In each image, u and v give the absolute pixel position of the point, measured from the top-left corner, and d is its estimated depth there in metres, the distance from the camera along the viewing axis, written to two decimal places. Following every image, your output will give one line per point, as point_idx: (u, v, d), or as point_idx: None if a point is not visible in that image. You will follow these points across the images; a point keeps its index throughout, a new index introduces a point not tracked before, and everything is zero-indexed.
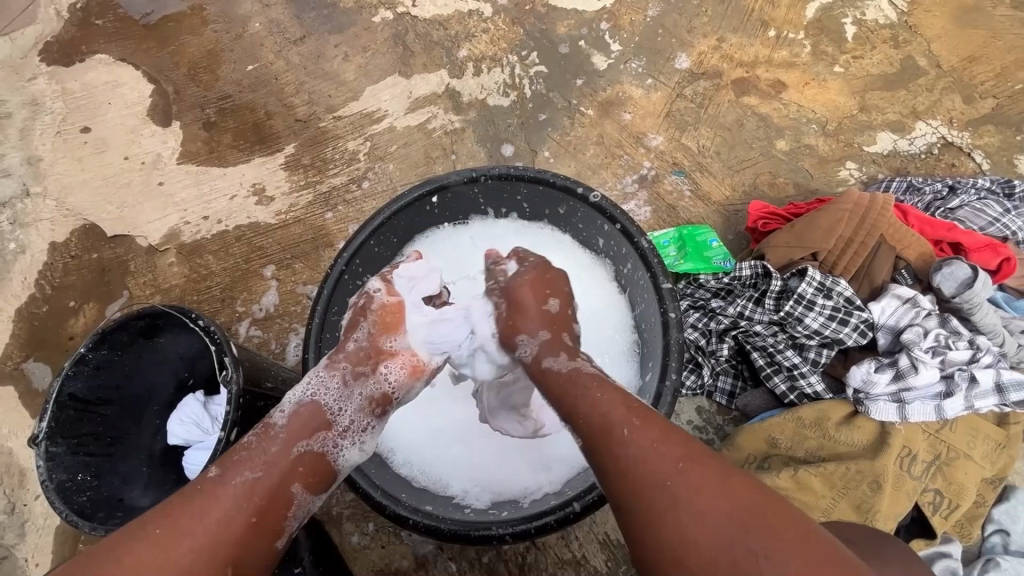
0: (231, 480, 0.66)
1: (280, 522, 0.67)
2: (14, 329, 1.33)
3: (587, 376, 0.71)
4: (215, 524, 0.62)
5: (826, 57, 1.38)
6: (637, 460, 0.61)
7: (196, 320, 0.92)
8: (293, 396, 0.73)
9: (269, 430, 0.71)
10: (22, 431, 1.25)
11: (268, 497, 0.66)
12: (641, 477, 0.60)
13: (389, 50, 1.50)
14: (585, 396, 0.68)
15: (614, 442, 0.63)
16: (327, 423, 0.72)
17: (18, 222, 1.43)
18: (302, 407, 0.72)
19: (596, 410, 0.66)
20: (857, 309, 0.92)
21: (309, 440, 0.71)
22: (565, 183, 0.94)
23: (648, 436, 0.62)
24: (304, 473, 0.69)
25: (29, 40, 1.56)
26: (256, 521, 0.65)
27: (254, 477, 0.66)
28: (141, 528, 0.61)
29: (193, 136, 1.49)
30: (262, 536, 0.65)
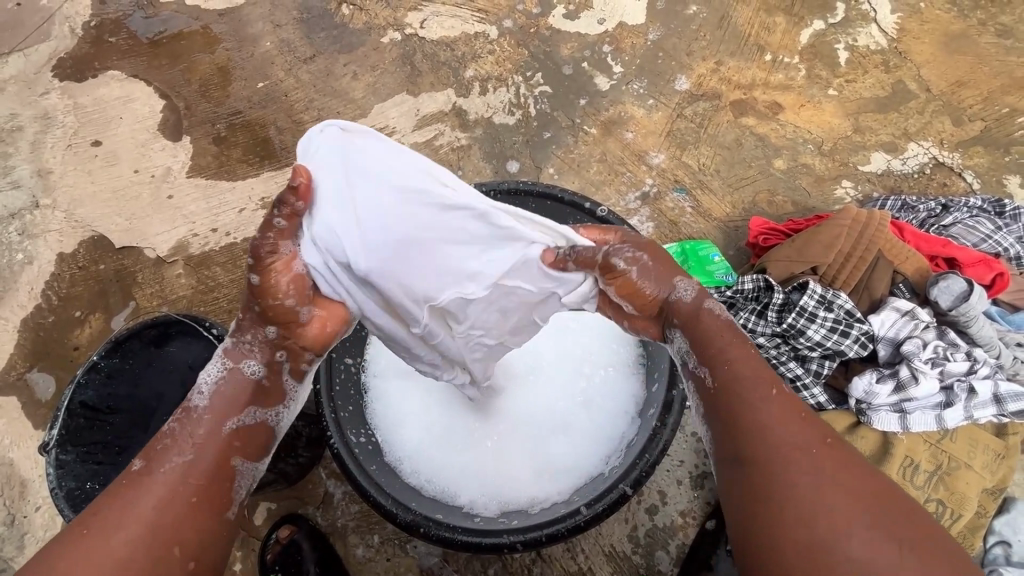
0: (156, 469, 0.64)
1: (223, 494, 0.66)
2: (19, 340, 1.34)
3: (721, 338, 0.68)
4: (147, 512, 0.61)
5: (821, 81, 1.44)
6: (764, 428, 0.61)
7: (209, 327, 0.96)
8: (203, 376, 0.70)
9: (189, 414, 0.68)
10: (24, 443, 1.25)
11: (203, 476, 0.65)
12: (772, 443, 0.60)
13: (397, 69, 1.55)
14: (724, 349, 0.67)
15: (737, 398, 0.64)
16: (252, 397, 0.70)
17: (26, 233, 1.44)
18: (219, 382, 0.70)
19: (736, 366, 0.66)
20: (858, 321, 0.95)
21: (240, 415, 0.69)
22: (573, 197, 0.98)
23: (779, 413, 0.62)
24: (239, 445, 0.69)
25: (42, 56, 1.59)
26: (196, 500, 0.64)
27: (185, 461, 0.65)
28: (75, 531, 0.60)
29: (203, 150, 1.51)
30: (210, 508, 0.65)
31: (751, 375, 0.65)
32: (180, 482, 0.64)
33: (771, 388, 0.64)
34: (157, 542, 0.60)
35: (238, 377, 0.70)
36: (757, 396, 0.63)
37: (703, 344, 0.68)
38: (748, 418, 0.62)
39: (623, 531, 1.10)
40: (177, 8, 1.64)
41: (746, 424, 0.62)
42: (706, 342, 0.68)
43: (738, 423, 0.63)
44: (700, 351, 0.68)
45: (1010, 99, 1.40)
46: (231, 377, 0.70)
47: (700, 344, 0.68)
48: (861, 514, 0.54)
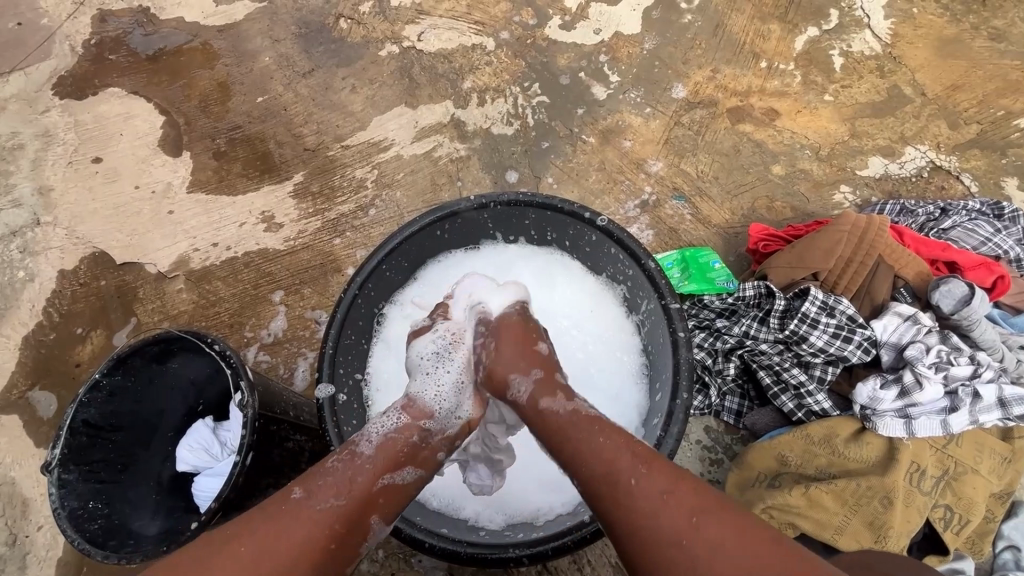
0: (315, 504, 0.65)
1: (354, 548, 0.66)
2: (21, 358, 1.33)
3: (578, 417, 0.70)
4: (301, 546, 0.62)
5: (816, 86, 1.45)
6: (648, 510, 0.60)
7: (212, 344, 0.92)
8: (377, 426, 0.74)
9: (353, 456, 0.70)
10: (25, 461, 1.24)
11: (348, 524, 0.65)
12: (662, 530, 0.59)
13: (395, 82, 1.56)
14: (587, 440, 0.67)
15: (620, 492, 0.62)
16: (410, 458, 0.73)
17: (27, 250, 1.44)
18: (388, 437, 0.73)
19: (600, 455, 0.65)
20: (860, 326, 0.95)
21: (393, 474, 0.71)
22: (573, 208, 0.97)
23: (656, 485, 0.61)
24: (383, 504, 0.69)
25: (44, 75, 1.60)
26: (334, 547, 0.64)
27: (338, 504, 0.66)
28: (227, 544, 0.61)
29: (202, 165, 1.52)
30: (340, 549, 0.65)
31: (623, 453, 0.64)
32: (328, 527, 0.64)
33: (639, 465, 0.63)
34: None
35: (403, 440, 0.73)
36: (632, 484, 0.62)
37: (571, 445, 0.68)
38: (632, 506, 0.61)
39: None
40: (177, 24, 1.66)
41: (633, 516, 0.60)
42: (562, 435, 0.69)
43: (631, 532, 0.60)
44: (576, 452, 0.67)
45: (1005, 102, 1.41)
46: (399, 434, 0.74)
47: (569, 442, 0.68)
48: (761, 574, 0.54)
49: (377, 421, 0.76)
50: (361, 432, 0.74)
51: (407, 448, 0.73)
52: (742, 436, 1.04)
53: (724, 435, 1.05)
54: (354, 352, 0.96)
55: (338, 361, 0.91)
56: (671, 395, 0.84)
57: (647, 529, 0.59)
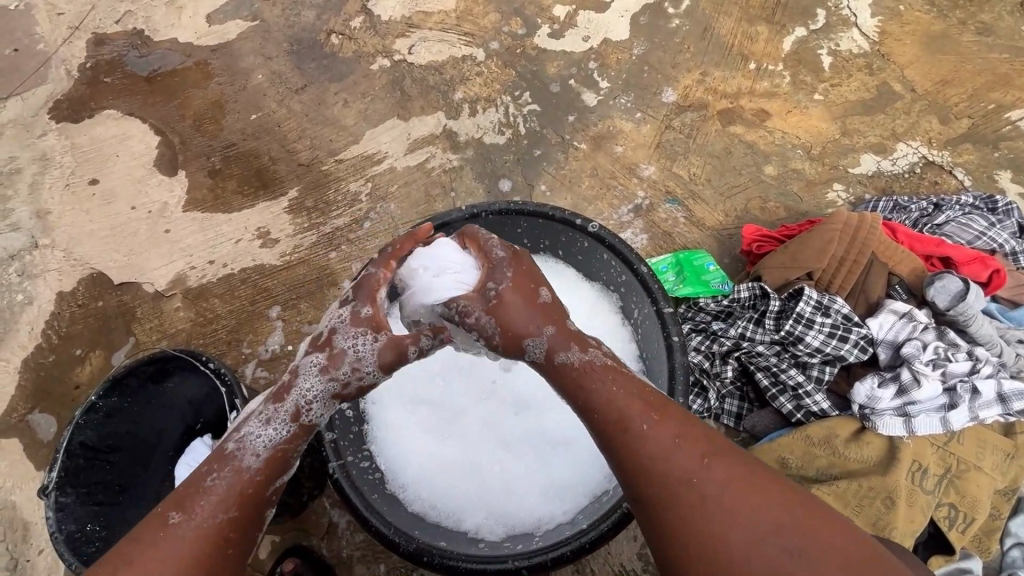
0: (198, 522, 0.61)
1: (250, 546, 0.65)
2: (20, 381, 1.34)
3: (593, 367, 0.68)
4: (188, 567, 0.59)
5: (806, 86, 1.45)
6: (658, 454, 0.60)
7: (207, 362, 0.95)
8: (262, 438, 0.67)
9: (239, 471, 0.65)
10: (25, 484, 1.24)
11: (243, 529, 0.64)
12: (664, 470, 0.59)
13: (387, 95, 1.57)
14: (599, 388, 0.66)
15: (631, 436, 0.61)
16: (298, 458, 0.70)
17: (26, 273, 1.45)
18: (275, 447, 0.68)
19: (613, 404, 0.64)
20: (856, 325, 0.97)
21: (283, 475, 0.69)
22: (564, 216, 0.99)
23: (668, 429, 0.61)
24: (275, 495, 0.69)
25: (40, 99, 1.62)
26: (231, 554, 0.63)
27: (226, 516, 0.63)
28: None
29: (198, 183, 1.53)
30: (236, 556, 0.63)
31: (636, 413, 0.63)
32: (221, 538, 0.62)
33: (649, 414, 0.63)
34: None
35: (292, 449, 0.69)
36: (637, 430, 0.61)
37: (577, 377, 0.67)
38: (645, 450, 0.60)
39: (632, 549, 1.09)
40: (171, 45, 1.68)
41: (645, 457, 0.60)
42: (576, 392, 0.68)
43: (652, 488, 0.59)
44: (586, 394, 0.66)
45: (995, 96, 1.42)
46: (285, 444, 0.68)
47: (581, 387, 0.67)
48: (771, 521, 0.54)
49: (259, 429, 0.68)
50: (241, 444, 0.67)
51: (295, 454, 0.70)
52: (742, 438, 1.06)
53: (725, 438, 1.06)
54: None
55: None
56: (667, 400, 0.85)
57: (659, 473, 0.59)
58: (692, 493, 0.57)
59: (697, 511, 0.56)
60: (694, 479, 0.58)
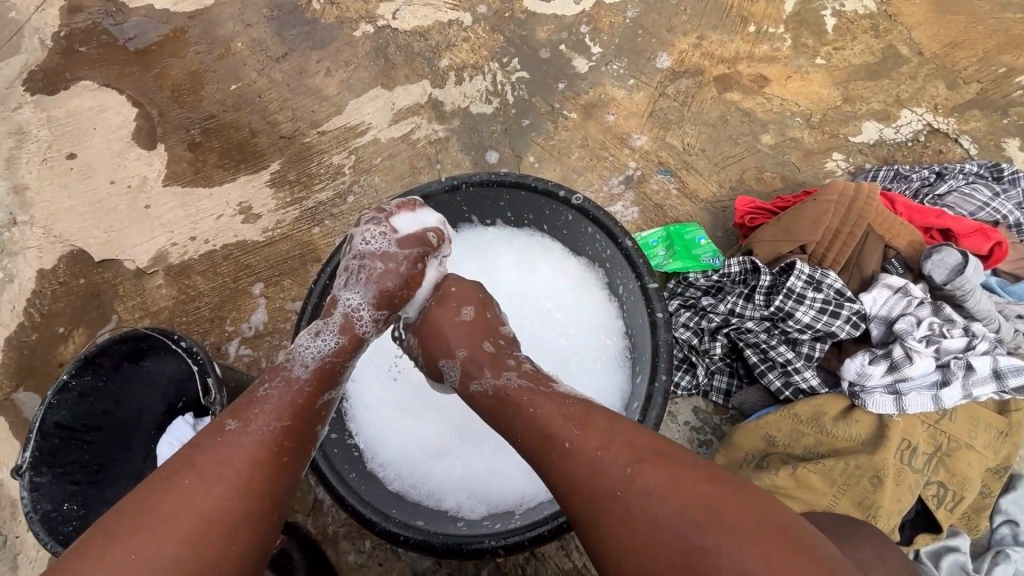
0: (254, 430, 0.66)
1: (304, 459, 0.70)
2: (4, 360, 1.32)
3: (513, 389, 0.72)
4: (246, 471, 0.63)
5: (808, 50, 1.38)
6: (591, 465, 0.60)
7: (178, 341, 0.93)
8: (308, 349, 0.76)
9: (290, 381, 0.72)
10: (13, 462, 1.24)
11: (296, 441, 0.69)
12: (595, 482, 0.60)
13: (370, 63, 1.51)
14: (522, 412, 0.69)
15: (556, 456, 0.63)
16: (343, 374, 0.77)
17: (5, 251, 1.42)
18: (322, 359, 0.75)
19: (539, 422, 0.66)
20: (848, 300, 0.95)
21: (331, 391, 0.76)
22: (546, 186, 0.94)
23: (593, 440, 0.62)
24: (323, 416, 0.74)
25: (13, 70, 1.56)
26: (286, 461, 0.67)
27: (283, 423, 0.68)
28: (150, 492, 0.59)
29: (177, 157, 1.48)
30: (291, 462, 0.68)
31: (559, 427, 0.65)
32: (275, 445, 0.66)
33: (575, 426, 0.64)
34: (255, 506, 0.62)
35: (336, 363, 0.76)
36: (569, 451, 0.62)
37: (519, 412, 0.69)
38: (573, 463, 0.61)
39: None
40: (147, 12, 1.61)
41: (581, 473, 0.60)
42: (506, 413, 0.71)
43: (582, 503, 0.60)
44: (516, 421, 0.69)
45: (1007, 59, 1.35)
46: (333, 356, 0.76)
47: (514, 414, 0.70)
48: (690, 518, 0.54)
49: (310, 342, 0.77)
50: (291, 356, 0.75)
51: (338, 369, 0.77)
52: (730, 416, 1.03)
53: (712, 415, 1.04)
54: None
55: None
56: (650, 378, 0.82)
57: (587, 488, 0.60)
58: (624, 507, 0.57)
59: (623, 525, 0.56)
60: (617, 490, 0.58)
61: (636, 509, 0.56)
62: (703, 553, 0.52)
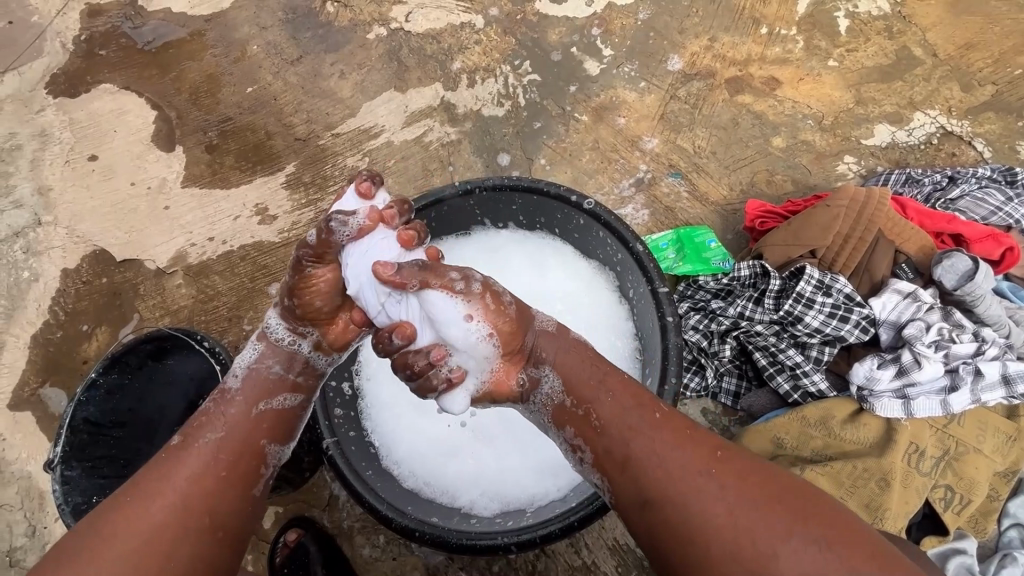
0: (193, 444, 0.70)
1: (249, 470, 0.72)
2: (31, 356, 1.37)
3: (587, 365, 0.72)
4: (186, 482, 0.67)
5: (820, 52, 1.38)
6: (666, 456, 0.63)
7: (201, 341, 0.99)
8: (241, 359, 0.78)
9: (224, 394, 0.75)
10: (41, 455, 1.28)
11: (235, 452, 0.71)
12: (671, 471, 0.62)
13: (384, 66, 1.53)
14: (598, 397, 0.70)
15: (636, 440, 0.66)
16: (279, 381, 0.77)
17: (31, 251, 1.46)
18: (252, 367, 0.77)
19: (615, 408, 0.68)
20: (857, 305, 0.96)
21: (269, 399, 0.76)
22: (558, 191, 0.96)
23: (670, 433, 0.65)
24: (268, 426, 0.75)
25: (37, 74, 1.60)
26: (225, 475, 0.70)
27: (218, 437, 0.72)
28: (108, 505, 0.66)
29: (196, 159, 1.52)
30: (233, 473, 0.70)
31: (635, 417, 0.67)
32: (212, 457, 0.70)
33: (654, 415, 0.67)
34: (193, 516, 0.66)
35: (267, 369, 0.76)
36: (643, 437, 0.65)
37: (592, 398, 0.70)
38: (648, 452, 0.64)
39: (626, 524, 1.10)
40: (165, 16, 1.64)
41: (655, 462, 0.63)
42: (578, 393, 0.71)
43: (657, 486, 0.62)
44: (592, 402, 0.69)
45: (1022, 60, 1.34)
46: (260, 363, 0.77)
47: (586, 395, 0.70)
48: (766, 508, 0.58)
49: (243, 354, 0.79)
50: (230, 369, 0.78)
51: (274, 377, 0.76)
52: (739, 417, 1.05)
53: (721, 416, 1.05)
54: None
55: None
56: (659, 380, 0.84)
57: (665, 476, 0.62)
58: (700, 494, 0.60)
59: (700, 511, 0.59)
60: (699, 478, 0.61)
61: (713, 499, 0.60)
62: (782, 546, 0.56)
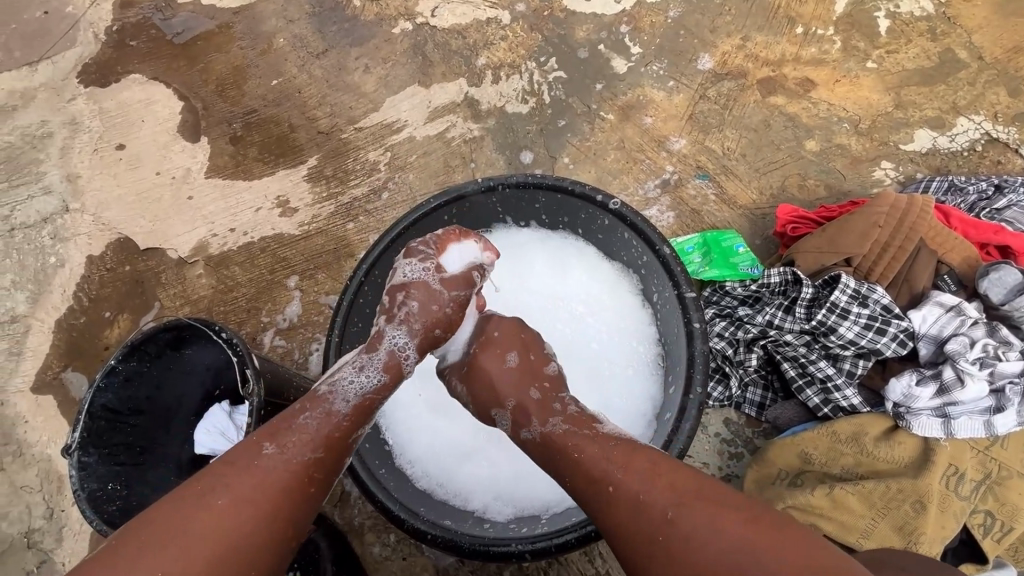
0: (288, 457, 0.68)
1: (329, 485, 0.72)
2: (54, 341, 1.39)
3: (559, 434, 0.73)
4: (276, 495, 0.65)
5: (858, 53, 1.33)
6: (636, 506, 0.62)
7: (219, 332, 0.95)
8: (355, 385, 0.76)
9: (329, 415, 0.72)
10: (62, 439, 1.30)
11: (326, 468, 0.71)
12: (643, 523, 0.61)
13: (408, 61, 1.52)
14: (570, 452, 0.70)
15: (605, 495, 0.64)
16: (380, 413, 0.79)
17: (58, 237, 1.48)
18: (364, 395, 0.76)
19: (583, 466, 0.67)
20: (896, 317, 0.91)
21: (366, 426, 0.77)
22: (584, 190, 0.93)
23: (637, 480, 0.63)
24: (354, 449, 0.76)
25: (69, 63, 1.63)
26: (312, 489, 0.69)
27: (314, 454, 0.69)
28: (183, 505, 0.62)
29: (220, 150, 1.53)
30: (317, 490, 0.70)
31: (605, 466, 0.66)
32: (305, 473, 0.68)
33: (616, 468, 0.65)
34: (279, 526, 0.65)
35: (377, 400, 0.77)
36: (614, 493, 0.64)
37: (566, 457, 0.70)
38: (620, 505, 0.63)
39: None
40: (194, 8, 1.65)
41: (626, 517, 0.62)
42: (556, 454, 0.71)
43: (636, 543, 0.60)
44: (564, 462, 0.70)
45: None
46: (373, 393, 0.77)
47: (560, 456, 0.71)
48: (740, 548, 0.55)
49: (352, 374, 0.77)
50: (333, 387, 0.75)
51: (375, 406, 0.77)
52: (764, 429, 1.01)
53: (745, 428, 1.02)
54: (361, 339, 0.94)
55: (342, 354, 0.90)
56: (684, 389, 0.81)
57: (638, 533, 0.61)
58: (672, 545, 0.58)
59: (677, 565, 0.57)
60: (668, 528, 0.59)
61: (689, 546, 0.57)
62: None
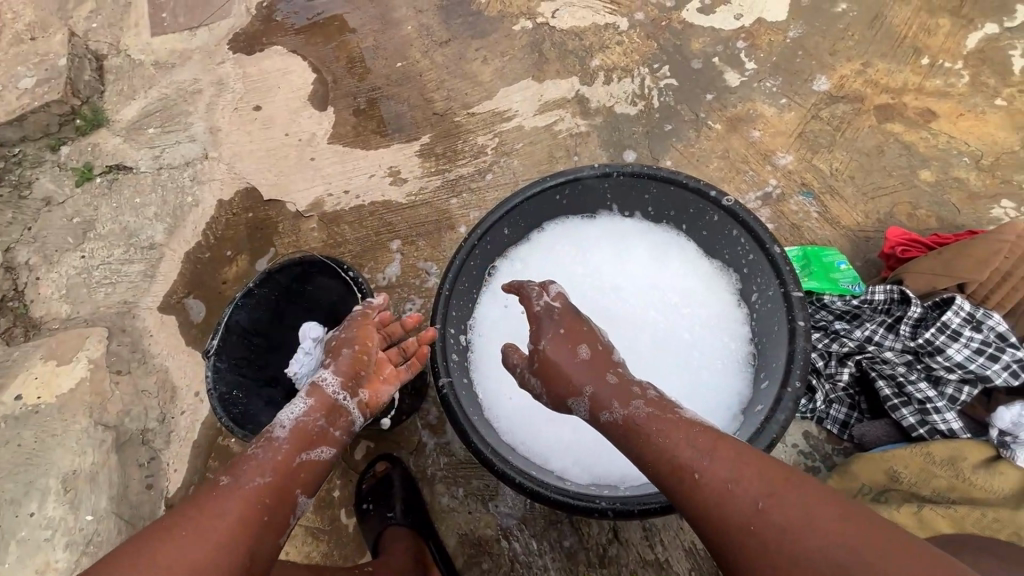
0: (240, 484, 0.73)
1: (284, 518, 0.74)
2: (182, 270, 1.56)
3: (644, 418, 0.72)
4: (232, 521, 0.69)
5: (987, 89, 1.31)
6: (721, 496, 0.63)
7: (348, 270, 1.07)
8: (287, 413, 0.82)
9: (272, 441, 0.78)
10: (179, 355, 1.46)
11: (278, 498, 0.74)
12: (728, 513, 0.62)
13: (524, 56, 1.61)
14: (651, 443, 0.70)
15: (690, 483, 0.66)
16: (324, 434, 0.81)
17: (196, 179, 1.66)
18: (297, 420, 0.81)
19: (666, 452, 0.69)
20: (1010, 345, 0.92)
21: (309, 450, 0.79)
22: (698, 185, 0.97)
23: (723, 470, 0.64)
24: (305, 477, 0.78)
25: (222, 31, 1.83)
26: (266, 518, 0.72)
27: (263, 481, 0.74)
28: (162, 532, 0.68)
29: (344, 120, 1.67)
30: (271, 517, 0.73)
31: (688, 452, 0.67)
32: (255, 500, 0.72)
33: (703, 457, 0.66)
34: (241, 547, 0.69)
35: (313, 422, 0.81)
36: (699, 479, 0.65)
37: (643, 441, 0.71)
38: (705, 491, 0.64)
39: None
40: None
41: (709, 506, 0.63)
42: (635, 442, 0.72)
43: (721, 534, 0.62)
44: (646, 451, 0.70)
45: None
46: (307, 416, 0.81)
47: (643, 441, 0.71)
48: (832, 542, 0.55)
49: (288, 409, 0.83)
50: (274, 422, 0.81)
51: (317, 429, 0.81)
52: (845, 447, 1.02)
53: (824, 442, 1.04)
54: (465, 297, 1.02)
55: (450, 307, 0.97)
56: (781, 384, 0.83)
57: (720, 522, 0.62)
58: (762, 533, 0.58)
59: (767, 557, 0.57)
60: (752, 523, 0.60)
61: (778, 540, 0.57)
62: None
